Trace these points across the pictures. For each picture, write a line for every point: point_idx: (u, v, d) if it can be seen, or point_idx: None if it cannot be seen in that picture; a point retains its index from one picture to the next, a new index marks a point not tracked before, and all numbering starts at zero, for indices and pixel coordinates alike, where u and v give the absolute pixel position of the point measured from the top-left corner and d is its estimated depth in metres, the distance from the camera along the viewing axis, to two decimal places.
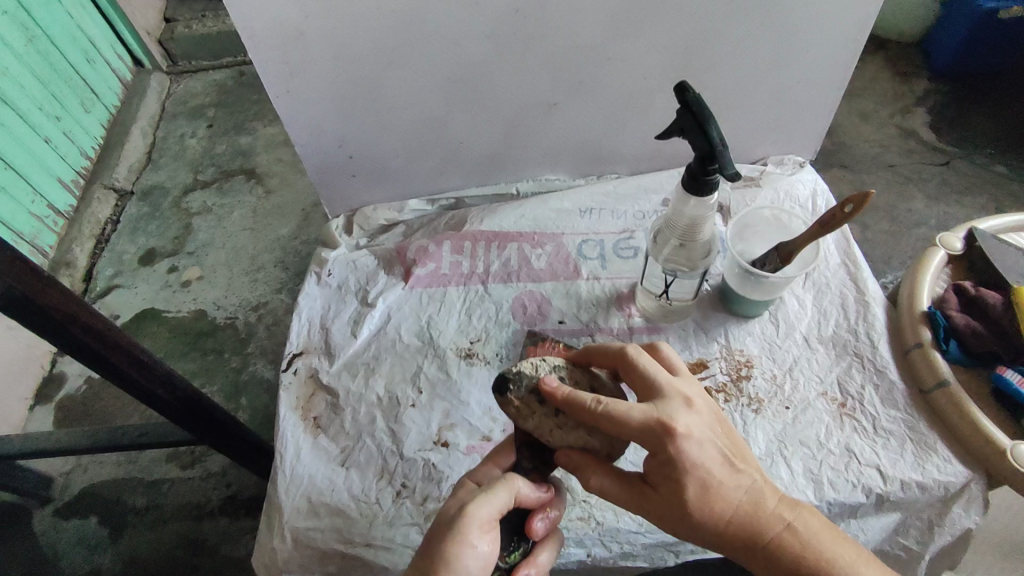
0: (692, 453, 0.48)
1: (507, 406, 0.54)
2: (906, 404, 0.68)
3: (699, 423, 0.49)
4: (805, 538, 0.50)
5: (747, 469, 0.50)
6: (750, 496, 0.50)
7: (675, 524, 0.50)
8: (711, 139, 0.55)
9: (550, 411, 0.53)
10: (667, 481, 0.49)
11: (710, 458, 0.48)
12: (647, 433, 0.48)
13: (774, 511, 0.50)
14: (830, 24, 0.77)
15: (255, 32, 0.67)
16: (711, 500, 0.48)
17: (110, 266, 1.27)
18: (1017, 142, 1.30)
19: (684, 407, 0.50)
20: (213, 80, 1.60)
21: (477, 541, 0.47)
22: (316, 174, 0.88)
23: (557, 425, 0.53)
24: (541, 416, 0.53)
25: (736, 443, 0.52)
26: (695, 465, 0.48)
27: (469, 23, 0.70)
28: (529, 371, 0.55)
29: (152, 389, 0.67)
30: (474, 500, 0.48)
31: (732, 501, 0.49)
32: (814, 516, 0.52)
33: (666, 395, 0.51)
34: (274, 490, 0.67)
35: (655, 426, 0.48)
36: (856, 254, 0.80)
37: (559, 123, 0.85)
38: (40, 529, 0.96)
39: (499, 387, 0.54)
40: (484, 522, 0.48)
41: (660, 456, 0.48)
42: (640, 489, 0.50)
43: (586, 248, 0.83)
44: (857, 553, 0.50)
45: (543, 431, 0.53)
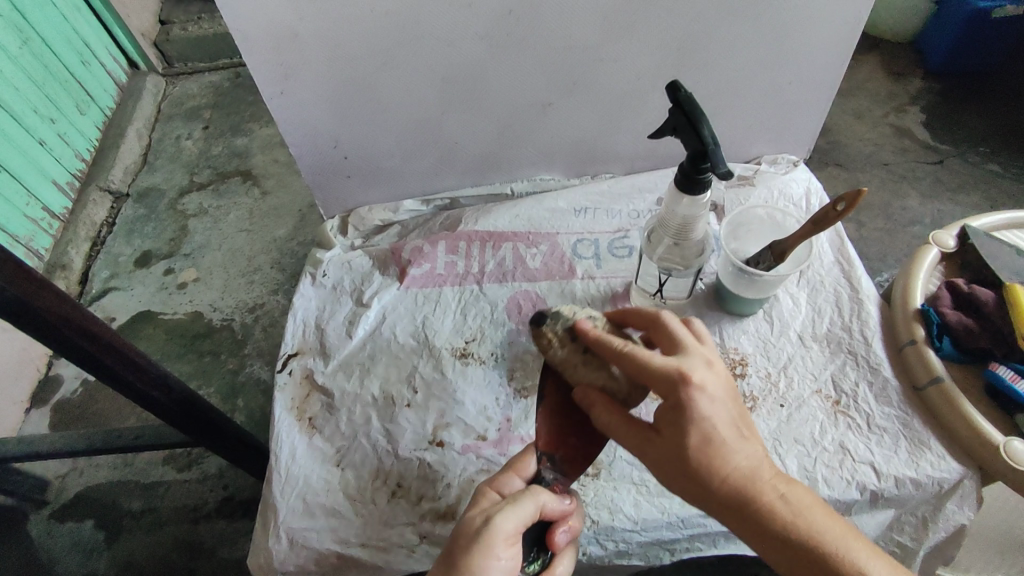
0: (703, 406, 0.47)
1: (540, 338, 0.57)
2: (900, 401, 0.68)
3: (717, 383, 0.49)
4: (798, 511, 0.48)
5: (751, 439, 0.49)
6: (750, 463, 0.48)
7: (670, 474, 0.49)
8: (703, 138, 0.55)
9: (579, 347, 0.56)
10: (672, 427, 0.48)
11: (718, 415, 0.48)
12: (663, 377, 0.48)
13: (769, 482, 0.48)
14: (823, 24, 0.77)
15: (248, 34, 0.67)
16: (711, 456, 0.47)
17: (105, 268, 1.27)
18: (1011, 140, 1.30)
19: (705, 363, 0.50)
20: (209, 82, 1.60)
21: (501, 555, 0.47)
22: (311, 174, 0.88)
23: (583, 362, 0.55)
24: (571, 350, 0.56)
25: (744, 414, 0.50)
26: (704, 418, 0.47)
27: (462, 23, 0.70)
28: (567, 314, 0.58)
29: (147, 391, 0.66)
30: (500, 512, 0.48)
31: (732, 463, 0.47)
32: (809, 496, 0.49)
33: (689, 351, 0.51)
34: (270, 491, 0.67)
35: (674, 373, 0.48)
36: (850, 252, 0.80)
37: (554, 123, 0.85)
38: (36, 532, 0.96)
39: (536, 318, 0.58)
40: (509, 536, 0.48)
41: (672, 403, 0.48)
42: (644, 436, 0.50)
43: (581, 247, 0.84)
44: (850, 535, 0.48)
45: (569, 366, 0.56)
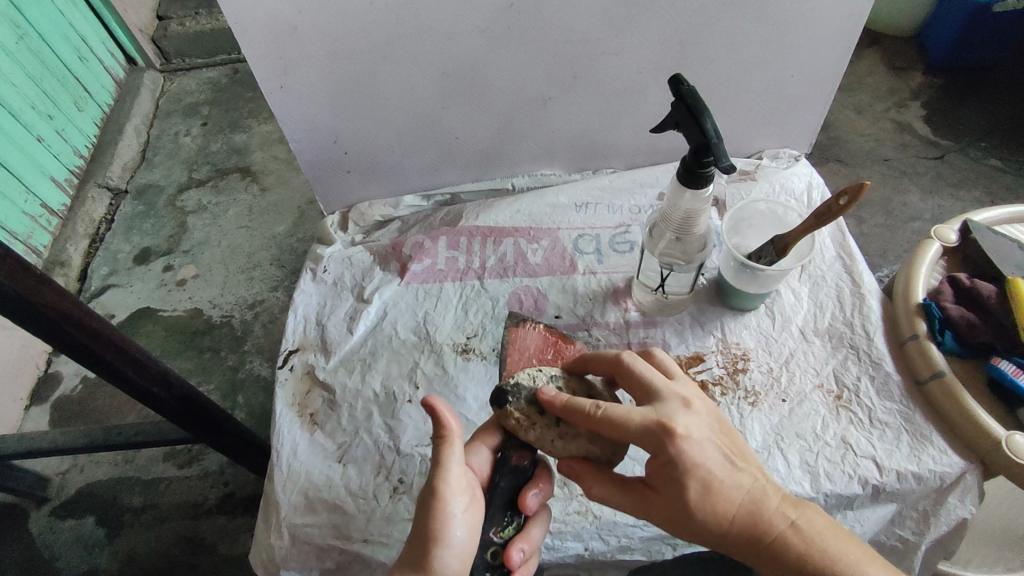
0: (691, 452, 0.48)
1: (505, 419, 0.55)
2: (902, 397, 0.68)
3: (698, 424, 0.49)
4: (810, 536, 0.48)
5: (748, 467, 0.50)
6: (750, 494, 0.49)
7: (679, 526, 0.49)
8: (705, 131, 0.55)
9: (551, 421, 0.54)
10: (669, 483, 0.48)
11: (710, 457, 0.48)
12: (648, 435, 0.48)
13: (776, 510, 0.49)
14: (825, 17, 0.77)
15: (248, 28, 0.67)
16: (713, 500, 0.48)
17: (104, 265, 1.27)
18: (1011, 135, 1.30)
19: (682, 407, 0.50)
20: (208, 78, 1.60)
21: (454, 512, 0.50)
22: (311, 170, 0.87)
23: (558, 435, 0.54)
24: (543, 427, 0.54)
25: (736, 442, 0.51)
26: (696, 464, 0.48)
27: (463, 17, 0.70)
28: (526, 382, 0.56)
29: (148, 387, 0.66)
30: (435, 476, 0.50)
31: (733, 500, 0.48)
32: (818, 513, 0.50)
33: (664, 397, 0.51)
34: (272, 486, 0.67)
35: (654, 426, 0.48)
36: (852, 247, 0.80)
37: (554, 118, 0.85)
38: (37, 529, 0.96)
39: (497, 399, 0.56)
40: (455, 491, 0.50)
41: (661, 457, 0.48)
42: (645, 495, 0.50)
43: (582, 243, 0.83)
44: (862, 548, 0.49)
45: (544, 442, 0.54)
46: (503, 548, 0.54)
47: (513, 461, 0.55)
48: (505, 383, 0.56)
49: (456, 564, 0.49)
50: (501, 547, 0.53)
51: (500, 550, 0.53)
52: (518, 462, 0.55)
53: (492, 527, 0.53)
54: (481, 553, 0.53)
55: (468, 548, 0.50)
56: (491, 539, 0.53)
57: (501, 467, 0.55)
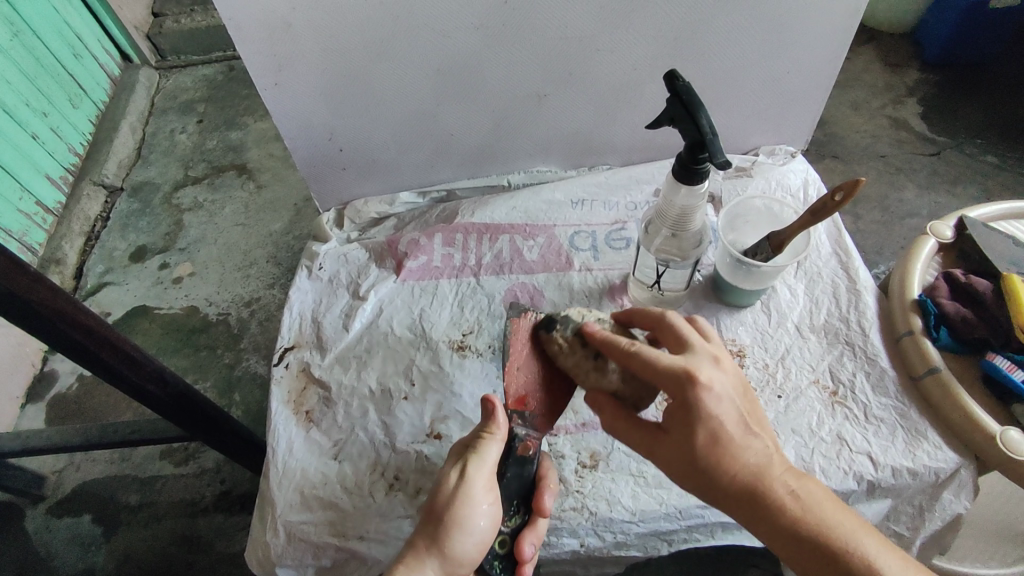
0: (710, 406, 0.48)
1: (550, 343, 0.59)
2: (897, 392, 0.68)
3: (724, 381, 0.49)
4: (809, 506, 0.48)
5: (762, 434, 0.50)
6: (758, 458, 0.49)
7: (681, 471, 0.50)
8: (701, 128, 0.55)
9: (589, 354, 0.57)
10: (681, 425, 0.49)
11: (726, 413, 0.48)
12: (671, 378, 0.48)
13: (779, 476, 0.49)
14: (821, 13, 0.76)
15: (241, 25, 0.66)
16: (721, 453, 0.48)
17: (100, 263, 1.26)
18: (1007, 131, 1.30)
19: (712, 362, 0.50)
20: (202, 75, 1.59)
21: (481, 502, 0.51)
22: (307, 167, 0.87)
23: (593, 367, 0.57)
24: (581, 356, 0.57)
25: (755, 409, 0.51)
26: (713, 417, 0.48)
27: (458, 14, 0.69)
28: (575, 317, 0.60)
29: (143, 385, 0.66)
30: (471, 463, 0.51)
31: (740, 460, 0.48)
32: (819, 486, 0.50)
33: (695, 350, 0.51)
34: (267, 484, 0.67)
35: (681, 373, 0.48)
36: (848, 244, 0.80)
37: (550, 114, 0.84)
38: (33, 527, 0.96)
39: (546, 323, 0.59)
40: (485, 482, 0.51)
41: (680, 402, 0.49)
42: (654, 434, 0.51)
43: (578, 239, 0.83)
44: (861, 525, 0.48)
45: (580, 372, 0.57)
46: (511, 538, 0.55)
47: (519, 450, 0.56)
48: (555, 313, 0.60)
49: (474, 551, 0.50)
50: (509, 537, 0.55)
51: (508, 540, 0.55)
52: (523, 451, 0.56)
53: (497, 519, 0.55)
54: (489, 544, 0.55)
55: (487, 540, 0.51)
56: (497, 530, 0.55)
57: (507, 458, 0.56)
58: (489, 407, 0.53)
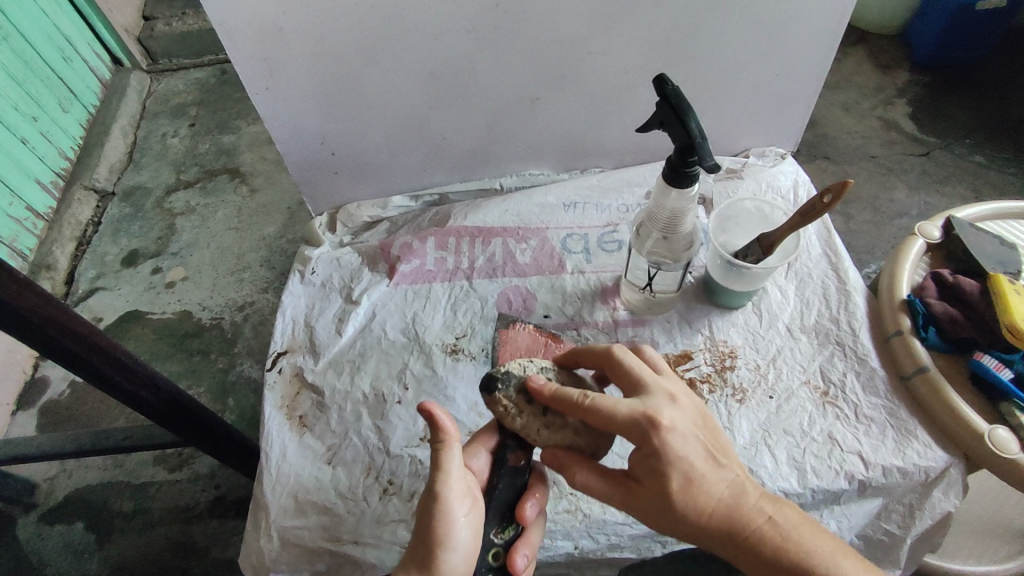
0: (675, 444, 0.49)
1: (495, 406, 0.56)
2: (887, 391, 0.69)
3: (683, 417, 0.50)
4: (787, 532, 0.49)
5: (729, 464, 0.51)
6: (732, 489, 0.50)
7: (660, 517, 0.50)
8: (690, 131, 0.55)
9: (538, 411, 0.56)
10: (648, 473, 0.50)
11: (693, 450, 0.49)
12: (633, 426, 0.49)
13: (754, 504, 0.49)
14: (810, 17, 0.77)
15: (232, 30, 0.66)
16: (695, 492, 0.49)
17: (92, 267, 1.26)
18: (995, 132, 1.32)
19: (669, 402, 0.51)
20: (194, 79, 1.59)
21: (459, 514, 0.50)
22: (299, 172, 0.87)
23: (545, 425, 0.55)
24: (529, 416, 0.55)
25: (717, 439, 0.52)
26: (679, 456, 0.49)
27: (449, 17, 0.70)
28: (517, 371, 0.57)
29: (136, 391, 0.66)
30: (436, 481, 0.50)
31: (713, 495, 0.49)
32: (794, 509, 0.51)
33: (652, 391, 0.52)
34: (260, 490, 0.66)
35: (640, 417, 0.49)
36: (837, 244, 0.81)
37: (542, 117, 0.85)
38: (25, 535, 0.95)
39: (488, 385, 0.56)
40: (458, 495, 0.50)
41: (644, 448, 0.49)
42: (628, 486, 0.51)
43: (571, 242, 0.84)
44: (840, 548, 0.49)
45: (530, 431, 0.55)
46: (505, 550, 0.54)
47: (510, 462, 0.56)
48: (495, 370, 0.57)
49: (462, 566, 0.49)
50: (503, 549, 0.54)
51: (502, 552, 0.53)
52: (514, 462, 0.56)
53: (491, 529, 0.54)
54: (483, 555, 0.53)
55: (473, 551, 0.50)
56: (490, 540, 0.53)
57: (498, 470, 0.56)
58: (434, 420, 0.51)
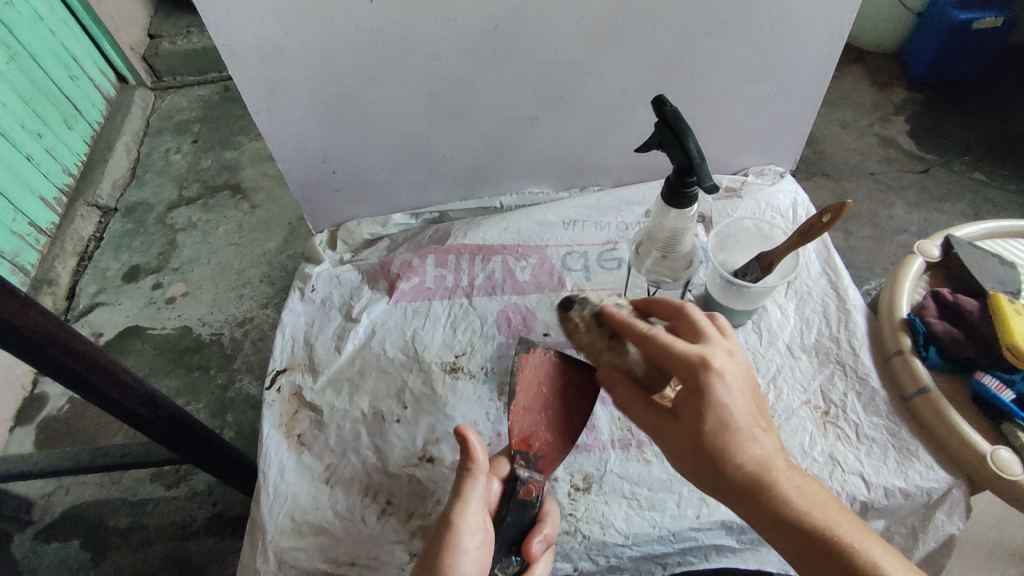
0: (721, 393, 0.48)
1: (567, 321, 0.59)
2: (888, 412, 0.68)
3: (738, 373, 0.49)
4: (813, 502, 0.48)
5: (770, 431, 0.50)
6: (768, 450, 0.49)
7: (689, 457, 0.50)
8: (689, 152, 0.55)
9: (605, 333, 0.57)
10: (690, 414, 0.49)
11: (738, 403, 0.48)
12: (685, 364, 0.49)
13: (786, 471, 0.49)
14: (806, 37, 0.78)
15: (235, 51, 0.67)
16: (731, 440, 0.48)
17: (93, 283, 1.26)
18: (992, 149, 1.32)
19: (727, 354, 0.50)
20: (198, 96, 1.60)
21: (468, 547, 0.49)
22: (301, 190, 0.88)
23: (608, 347, 0.57)
24: (597, 337, 0.57)
25: (765, 408, 0.51)
26: (722, 404, 0.48)
27: (449, 39, 0.70)
28: (596, 299, 0.58)
29: (134, 409, 0.66)
30: (453, 508, 0.50)
31: (749, 449, 0.48)
32: (826, 491, 0.50)
33: (712, 341, 0.51)
34: (258, 509, 0.66)
35: (696, 360, 0.49)
36: (837, 262, 0.81)
37: (542, 137, 0.85)
38: (20, 553, 0.94)
39: (565, 304, 0.59)
40: (471, 528, 0.50)
41: (690, 388, 0.49)
42: (664, 419, 0.51)
43: (570, 260, 0.84)
44: (852, 522, 0.48)
45: (593, 349, 0.58)
46: None
47: (521, 493, 0.55)
48: (574, 293, 0.59)
49: None
50: None
51: None
52: (525, 494, 0.55)
53: (496, 565, 0.54)
54: None
55: None
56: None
57: (507, 501, 0.55)
58: (466, 444, 0.51)
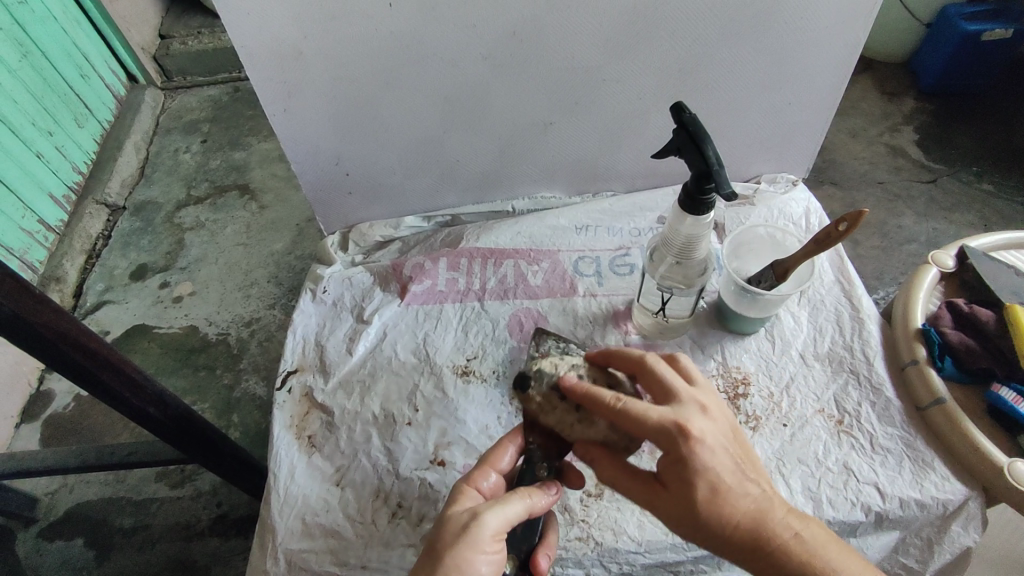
0: (703, 457, 0.46)
1: (528, 403, 0.56)
2: (903, 422, 0.68)
3: (714, 430, 0.48)
4: (813, 548, 0.47)
5: (756, 480, 0.48)
6: (757, 504, 0.47)
7: (684, 525, 0.47)
8: (707, 159, 0.55)
9: (570, 407, 0.54)
10: (678, 481, 0.47)
11: (722, 462, 0.47)
12: (662, 434, 0.47)
13: (781, 520, 0.47)
14: (821, 47, 0.78)
15: (253, 52, 0.67)
16: (723, 503, 0.46)
17: (100, 281, 1.26)
18: (1002, 160, 1.32)
19: (700, 412, 0.49)
20: (208, 96, 1.61)
21: (484, 550, 0.47)
22: (313, 191, 0.88)
23: (577, 420, 0.54)
24: (562, 412, 0.54)
25: (746, 452, 0.50)
26: (708, 468, 0.46)
27: (467, 44, 0.71)
28: (549, 370, 0.57)
29: (143, 408, 0.66)
30: (489, 507, 0.49)
31: (739, 509, 0.46)
32: (820, 527, 0.48)
33: (683, 400, 0.50)
34: (268, 510, 0.66)
35: (671, 426, 0.47)
36: (850, 272, 0.81)
37: (556, 143, 0.85)
38: (23, 551, 0.94)
39: (519, 382, 0.56)
40: (492, 540, 0.47)
41: (671, 456, 0.47)
42: (653, 488, 0.49)
43: (582, 265, 0.84)
44: (849, 561, 0.47)
45: (564, 426, 0.55)
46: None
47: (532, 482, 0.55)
48: (527, 368, 0.57)
49: None
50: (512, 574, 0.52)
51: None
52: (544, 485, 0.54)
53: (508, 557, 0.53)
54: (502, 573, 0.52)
55: None
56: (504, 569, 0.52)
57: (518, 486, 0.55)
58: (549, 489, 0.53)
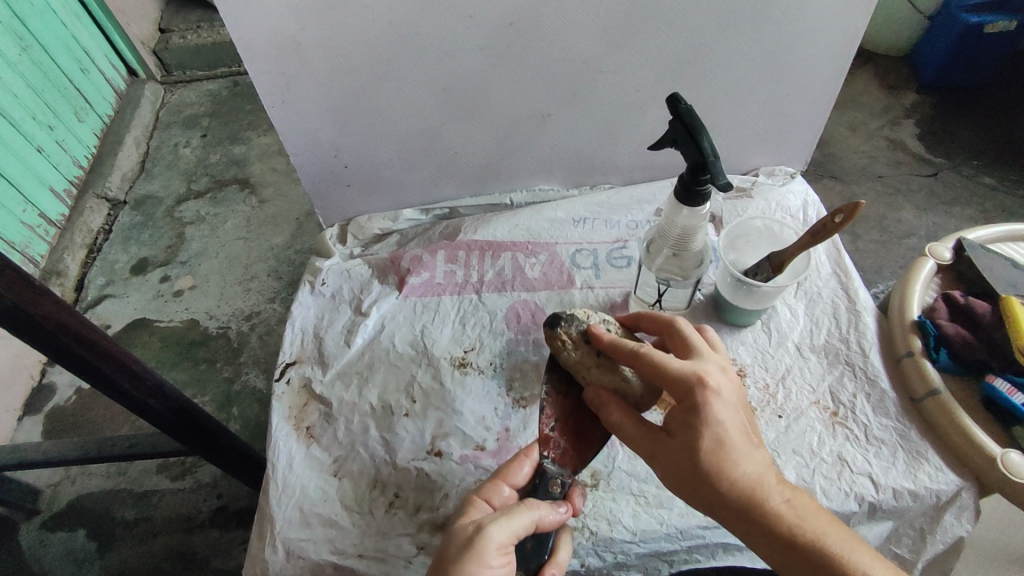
0: (717, 407, 0.48)
1: (555, 339, 0.61)
2: (898, 413, 0.68)
3: (730, 387, 0.49)
4: (801, 514, 0.48)
5: (760, 446, 0.50)
6: (758, 467, 0.48)
7: (682, 476, 0.49)
8: (703, 149, 0.56)
9: (593, 350, 0.60)
10: (683, 427, 0.49)
11: (734, 419, 0.48)
12: (680, 381, 0.49)
13: (774, 486, 0.48)
14: (818, 39, 0.78)
15: (250, 43, 0.67)
16: (722, 457, 0.47)
17: (101, 274, 1.26)
18: (1003, 153, 1.32)
19: (719, 369, 0.51)
20: (208, 91, 1.61)
21: (490, 562, 0.48)
22: (311, 183, 0.88)
23: (597, 363, 0.59)
24: (585, 353, 0.59)
25: (752, 422, 0.51)
26: (716, 420, 0.48)
27: (465, 36, 0.71)
28: (581, 317, 0.62)
29: (143, 400, 0.66)
30: (494, 520, 0.49)
31: (739, 467, 0.47)
32: (813, 501, 0.49)
33: (704, 358, 0.52)
34: (267, 500, 0.66)
35: (691, 375, 0.49)
36: (847, 264, 0.81)
37: (554, 135, 0.86)
38: (26, 542, 0.95)
39: (552, 322, 0.62)
40: (496, 551, 0.48)
41: (685, 404, 0.49)
42: (658, 436, 0.50)
43: (580, 257, 0.84)
44: (842, 535, 0.47)
45: (583, 367, 0.59)
46: None
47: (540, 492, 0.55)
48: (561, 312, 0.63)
49: None
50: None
51: None
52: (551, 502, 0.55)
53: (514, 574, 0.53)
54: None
55: None
56: None
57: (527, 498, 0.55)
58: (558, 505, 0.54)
